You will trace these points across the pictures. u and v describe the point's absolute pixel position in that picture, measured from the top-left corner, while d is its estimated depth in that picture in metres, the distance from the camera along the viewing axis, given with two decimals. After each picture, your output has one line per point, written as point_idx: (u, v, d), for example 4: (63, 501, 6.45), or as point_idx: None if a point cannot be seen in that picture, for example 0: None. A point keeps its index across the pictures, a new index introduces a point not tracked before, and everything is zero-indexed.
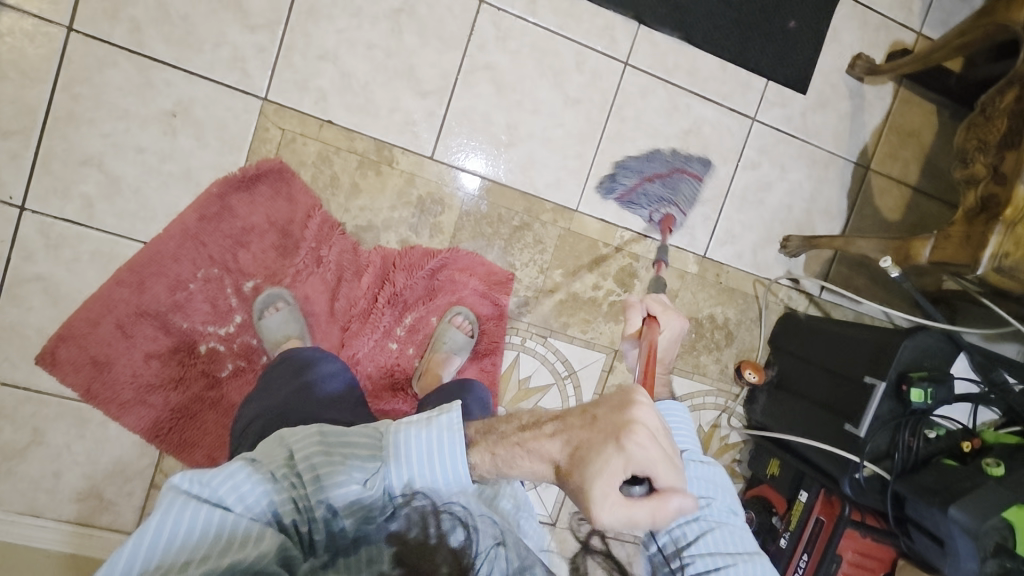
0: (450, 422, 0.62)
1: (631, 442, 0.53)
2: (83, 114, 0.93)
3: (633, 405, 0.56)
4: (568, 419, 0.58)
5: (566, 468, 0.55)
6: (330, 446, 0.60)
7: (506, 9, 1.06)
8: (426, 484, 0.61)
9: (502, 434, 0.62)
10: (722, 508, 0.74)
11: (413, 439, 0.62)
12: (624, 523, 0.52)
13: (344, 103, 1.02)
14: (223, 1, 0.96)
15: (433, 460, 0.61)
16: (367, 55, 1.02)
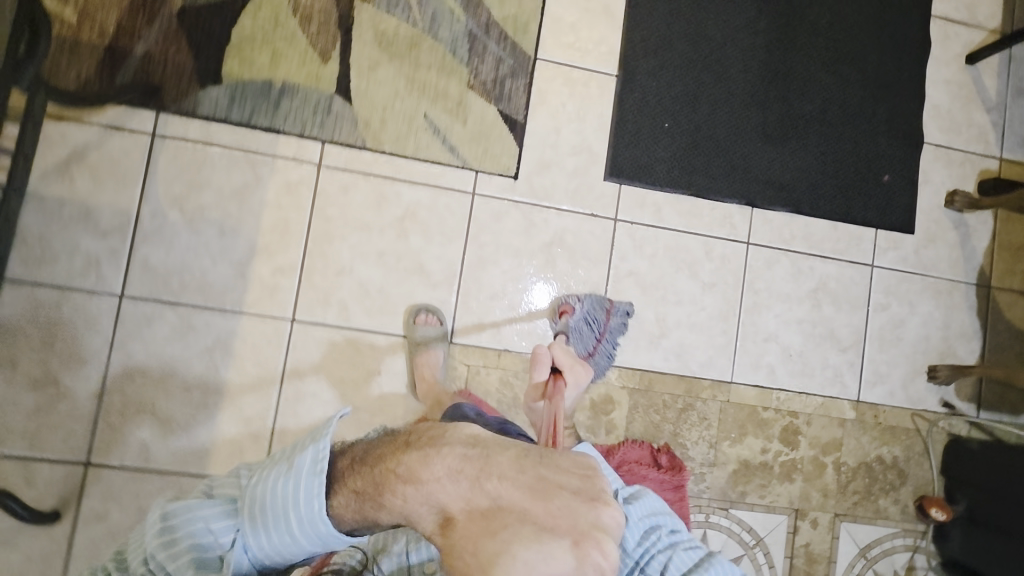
0: (308, 471, 0.64)
1: (583, 549, 0.57)
2: (308, 389, 1.07)
3: (600, 496, 0.60)
4: (484, 466, 0.60)
5: (476, 539, 0.58)
6: (178, 522, 0.64)
7: (637, 221, 1.20)
8: (292, 545, 0.64)
9: (381, 469, 0.63)
10: (669, 531, 0.84)
11: (266, 495, 0.64)
12: None
13: (517, 330, 1.15)
14: (409, 269, 1.12)
15: (288, 518, 0.63)
16: (529, 285, 1.16)
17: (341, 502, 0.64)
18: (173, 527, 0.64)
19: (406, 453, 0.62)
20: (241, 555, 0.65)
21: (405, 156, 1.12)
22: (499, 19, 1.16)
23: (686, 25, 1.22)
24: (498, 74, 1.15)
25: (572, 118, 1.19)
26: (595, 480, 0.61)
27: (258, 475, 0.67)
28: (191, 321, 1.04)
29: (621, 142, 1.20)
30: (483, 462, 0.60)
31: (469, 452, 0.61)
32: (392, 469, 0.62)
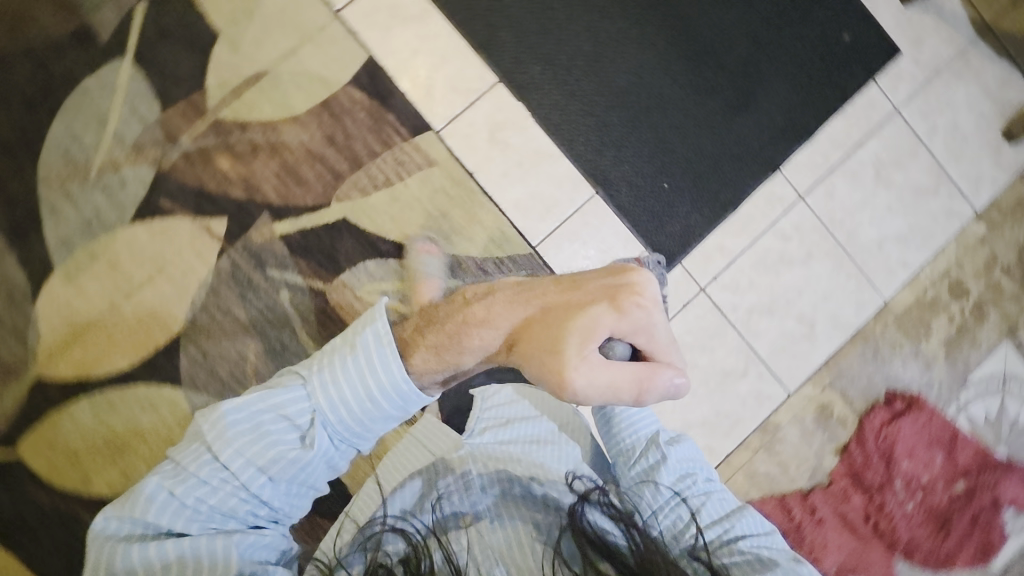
0: (375, 343, 0.67)
1: (622, 301, 0.61)
2: None
3: (625, 270, 0.64)
4: (530, 286, 0.68)
5: (534, 336, 0.62)
6: (260, 412, 0.65)
7: (717, 271, 1.21)
8: (378, 412, 0.68)
9: (458, 320, 0.70)
10: (704, 479, 0.77)
11: (339, 378, 0.67)
12: (595, 391, 0.58)
13: (723, 434, 1.20)
14: None
15: (365, 384, 0.67)
16: (698, 396, 1.20)
17: (421, 360, 0.69)
18: (244, 405, 0.64)
19: (474, 309, 0.70)
20: (323, 429, 0.67)
21: None
22: (484, 254, 1.13)
23: (601, 95, 1.16)
24: None
25: (602, 257, 1.17)
26: (624, 266, 0.66)
27: (324, 357, 0.69)
28: None
29: (649, 232, 1.17)
30: (537, 292, 0.66)
31: (517, 287, 0.69)
32: (461, 319, 0.70)
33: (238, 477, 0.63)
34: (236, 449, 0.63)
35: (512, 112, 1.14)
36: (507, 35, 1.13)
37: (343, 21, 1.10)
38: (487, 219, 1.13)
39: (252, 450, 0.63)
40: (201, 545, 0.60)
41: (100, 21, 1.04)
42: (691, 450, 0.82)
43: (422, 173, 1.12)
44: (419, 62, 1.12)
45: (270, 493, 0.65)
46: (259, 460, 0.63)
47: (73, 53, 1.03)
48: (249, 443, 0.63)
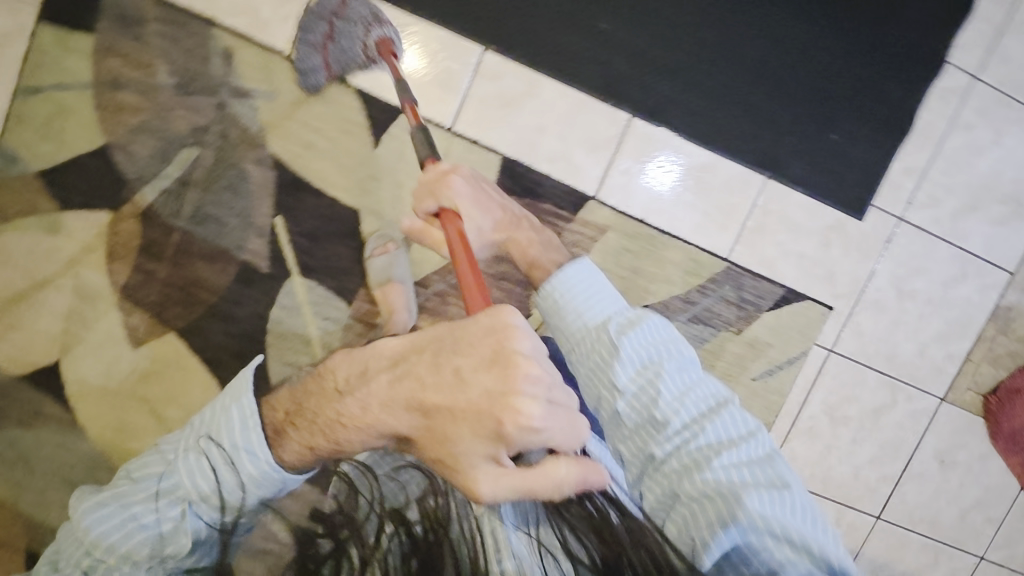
0: (240, 422, 0.65)
1: (509, 428, 0.55)
2: (932, 516, 1.29)
3: (511, 363, 0.56)
4: (413, 384, 0.57)
5: (432, 445, 0.58)
6: (127, 504, 0.63)
7: (911, 196, 1.14)
8: (265, 469, 0.64)
9: (333, 423, 0.60)
10: (676, 363, 0.71)
11: (224, 424, 0.65)
12: (512, 491, 0.56)
13: (957, 339, 1.22)
14: (872, 420, 1.23)
15: (240, 467, 0.64)
16: (923, 317, 1.20)
17: (289, 453, 0.64)
18: (113, 502, 0.63)
19: (348, 403, 0.60)
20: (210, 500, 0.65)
21: (781, 404, 1.19)
22: (685, 287, 1.13)
23: (739, 77, 1.06)
24: (735, 301, 1.14)
25: (796, 236, 1.13)
26: (510, 348, 0.56)
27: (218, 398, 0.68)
28: None
29: (832, 192, 1.12)
30: (414, 394, 0.57)
31: (390, 374, 0.58)
32: (333, 414, 0.61)
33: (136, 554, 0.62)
34: (124, 534, 0.62)
35: (659, 142, 1.07)
36: (623, 63, 1.03)
37: (461, 136, 1.03)
38: (675, 255, 1.11)
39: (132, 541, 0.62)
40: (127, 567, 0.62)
41: (253, 253, 1.02)
42: (666, 332, 0.73)
43: (599, 243, 1.09)
44: (549, 138, 1.05)
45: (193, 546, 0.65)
46: (168, 522, 0.64)
47: (248, 295, 1.03)
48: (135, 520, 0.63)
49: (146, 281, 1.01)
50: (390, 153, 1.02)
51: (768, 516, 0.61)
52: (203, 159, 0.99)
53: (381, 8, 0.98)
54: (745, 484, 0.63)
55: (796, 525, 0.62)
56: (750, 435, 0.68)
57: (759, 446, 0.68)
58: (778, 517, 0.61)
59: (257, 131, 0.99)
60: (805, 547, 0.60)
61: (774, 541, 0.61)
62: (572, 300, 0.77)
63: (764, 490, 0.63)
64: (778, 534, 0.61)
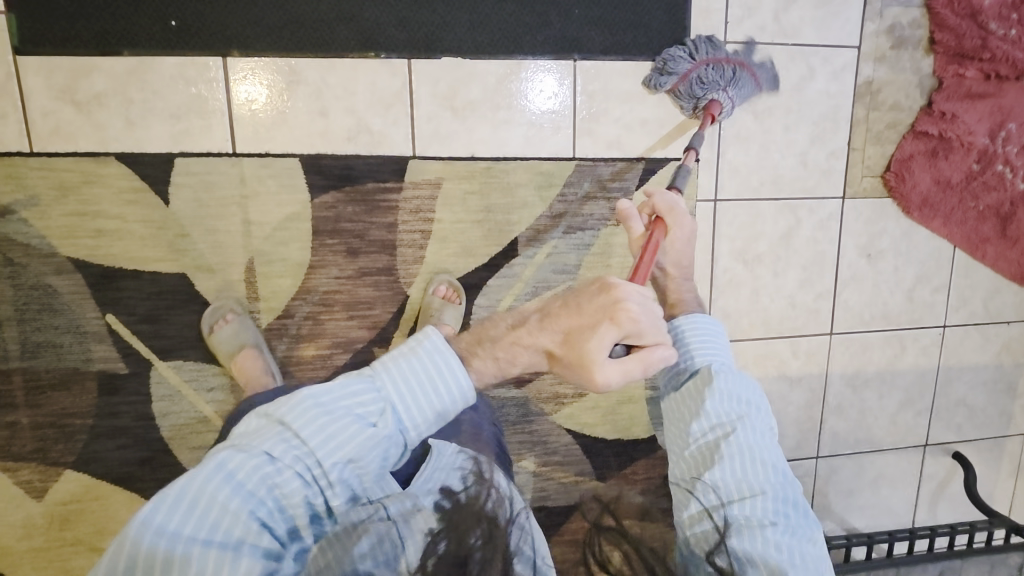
0: (427, 357, 0.61)
1: (623, 316, 0.59)
2: (881, 308, 1.27)
3: (610, 286, 0.61)
4: (557, 318, 0.61)
5: (568, 355, 0.61)
6: (304, 424, 0.57)
7: (725, 13, 1.08)
8: (433, 413, 0.61)
9: (510, 345, 0.62)
10: (758, 418, 0.74)
11: (408, 371, 0.61)
12: (627, 371, 0.60)
13: (832, 134, 1.18)
14: (786, 247, 1.19)
15: (425, 394, 0.61)
16: (791, 127, 1.15)
17: (479, 374, 0.63)
18: (310, 420, 0.57)
19: (519, 339, 0.62)
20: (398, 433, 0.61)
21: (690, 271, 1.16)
22: (546, 202, 1.07)
23: None
24: (602, 194, 1.09)
25: (630, 104, 1.08)
26: (613, 282, 0.62)
27: (394, 356, 0.63)
28: (834, 406, 1.29)
29: (644, 45, 1.06)
30: (551, 320, 0.61)
31: (549, 309, 0.63)
32: (501, 352, 0.63)
33: (281, 487, 0.55)
34: (275, 462, 0.56)
35: (450, 72, 1.00)
36: (371, 11, 0.95)
37: (249, 155, 0.96)
38: (521, 176, 1.06)
39: (281, 470, 0.55)
40: (208, 546, 0.49)
41: (103, 360, 0.96)
42: (754, 394, 0.77)
43: (441, 198, 1.04)
44: (336, 117, 0.98)
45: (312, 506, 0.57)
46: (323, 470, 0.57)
47: (121, 401, 0.98)
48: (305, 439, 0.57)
49: (14, 433, 0.96)
50: (185, 203, 0.95)
51: None
52: (3, 293, 0.93)
53: (97, 63, 0.89)
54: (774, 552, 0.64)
55: None
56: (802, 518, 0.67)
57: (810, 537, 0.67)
58: None
59: (41, 242, 0.92)
60: None
61: None
62: (694, 345, 0.81)
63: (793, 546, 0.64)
64: None
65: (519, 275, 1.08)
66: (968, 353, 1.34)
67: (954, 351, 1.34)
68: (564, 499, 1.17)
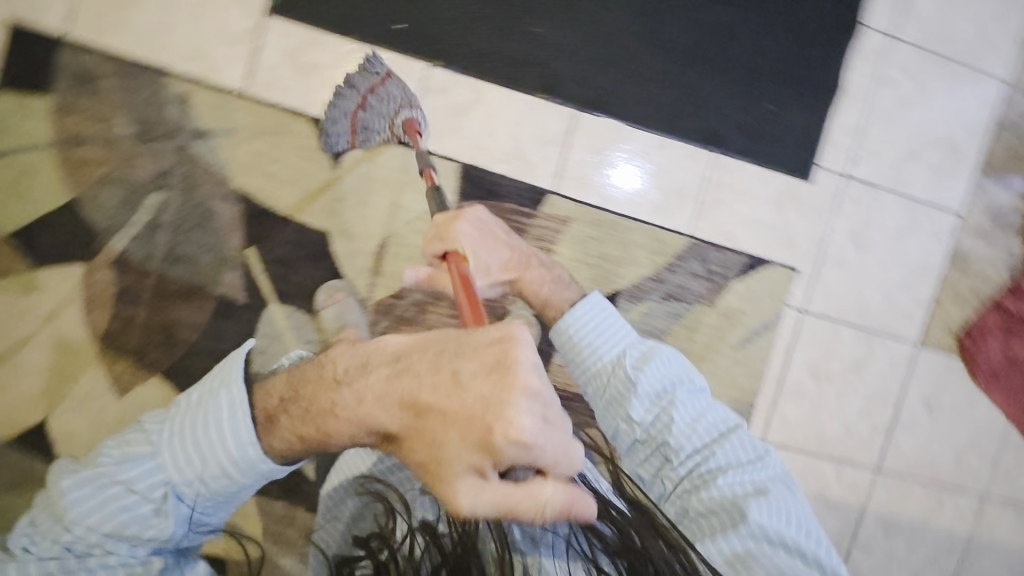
0: (229, 410, 0.64)
1: (499, 437, 0.50)
2: (929, 460, 1.30)
3: (509, 373, 0.52)
4: (411, 382, 0.54)
5: (417, 450, 0.54)
6: (103, 492, 0.62)
7: (851, 151, 1.20)
8: (229, 482, 0.64)
9: (327, 404, 0.58)
10: (688, 388, 0.80)
11: (185, 438, 0.64)
12: (493, 507, 0.52)
13: (922, 285, 1.26)
14: (855, 375, 1.25)
15: (218, 458, 0.63)
16: (885, 267, 1.24)
17: (274, 441, 0.62)
18: (88, 483, 0.63)
19: (340, 395, 0.58)
20: (178, 499, 0.64)
21: (764, 369, 1.22)
22: (653, 266, 1.16)
23: (672, 61, 1.12)
24: (704, 274, 1.18)
25: (749, 203, 1.18)
26: (512, 357, 0.52)
27: (167, 421, 0.66)
28: (861, 543, 1.30)
29: (775, 157, 1.17)
30: (411, 391, 0.54)
31: (389, 370, 0.56)
32: (325, 406, 0.58)
33: (100, 545, 0.62)
34: (73, 532, 0.62)
35: (605, 132, 1.13)
36: (559, 64, 1.10)
37: (416, 149, 1.07)
38: (639, 237, 1.15)
39: (99, 526, 0.62)
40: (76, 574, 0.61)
41: (228, 287, 1.04)
42: (677, 363, 0.81)
43: (563, 235, 1.13)
44: (500, 139, 1.10)
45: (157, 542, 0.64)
46: (117, 538, 0.63)
47: (229, 328, 1.04)
48: (112, 510, 0.62)
49: (126, 327, 1.02)
50: (351, 174, 1.06)
51: (766, 525, 0.70)
52: (171, 200, 1.02)
53: (328, 39, 1.04)
54: (733, 489, 0.73)
55: (794, 535, 0.70)
56: (755, 458, 0.76)
57: (759, 466, 0.76)
58: (775, 526, 0.70)
59: (221, 170, 1.02)
60: (813, 561, 0.69)
61: (772, 546, 0.69)
62: (585, 335, 0.83)
63: (739, 466, 0.74)
64: (776, 541, 0.69)
65: None
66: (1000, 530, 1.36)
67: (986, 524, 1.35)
68: None
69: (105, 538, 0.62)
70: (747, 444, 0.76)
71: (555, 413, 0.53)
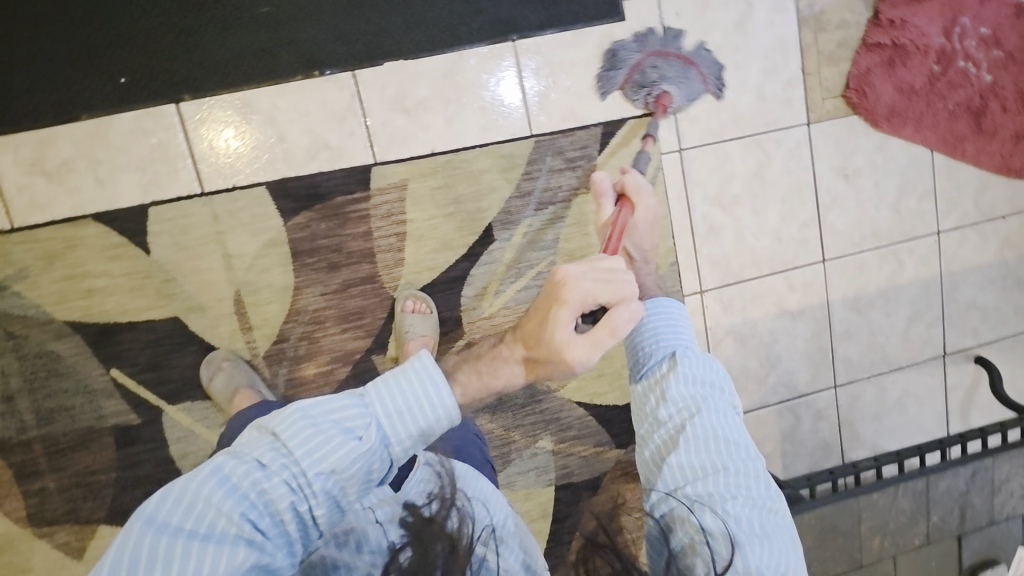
0: (410, 366, 0.55)
1: (571, 301, 0.70)
2: (870, 227, 1.26)
3: (559, 281, 0.71)
4: (528, 324, 0.77)
5: (536, 343, 0.76)
6: (294, 445, 0.48)
7: None
8: (416, 433, 0.53)
9: (497, 360, 0.80)
10: (721, 397, 0.70)
11: (397, 388, 0.53)
12: (592, 349, 0.70)
13: (785, 64, 1.18)
14: (761, 186, 1.19)
15: (410, 412, 0.53)
16: (741, 65, 1.15)
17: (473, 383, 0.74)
18: (318, 409, 0.50)
19: (519, 343, 0.80)
20: (380, 451, 0.52)
21: (669, 224, 1.16)
22: (512, 183, 1.09)
23: None
24: (566, 165, 1.10)
25: (575, 72, 1.09)
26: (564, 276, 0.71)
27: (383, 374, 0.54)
28: (840, 335, 1.28)
29: (578, 12, 1.07)
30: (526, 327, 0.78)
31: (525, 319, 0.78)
32: (483, 368, 0.82)
33: (255, 526, 0.46)
34: (241, 496, 0.46)
35: (393, 77, 1.03)
36: (308, 30, 0.98)
37: (216, 191, 0.99)
38: (483, 162, 1.07)
39: (219, 512, 0.45)
40: (207, 552, 0.43)
41: (115, 415, 0.99)
42: (712, 371, 0.72)
43: (408, 199, 1.06)
44: (294, 138, 1.01)
45: (319, 512, 0.49)
46: (315, 482, 0.48)
47: (138, 451, 1.00)
48: (304, 459, 0.48)
49: (43, 499, 0.99)
50: (166, 250, 0.99)
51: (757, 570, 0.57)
52: (10, 366, 0.97)
53: (61, 130, 0.94)
54: (736, 509, 0.61)
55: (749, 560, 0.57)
56: (753, 459, 0.66)
57: (773, 503, 0.63)
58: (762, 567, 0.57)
59: (38, 311, 0.96)
60: None
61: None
62: (649, 329, 0.77)
63: (751, 498, 0.62)
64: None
65: (501, 259, 1.09)
66: (968, 256, 1.32)
67: (952, 258, 1.32)
68: (588, 473, 1.17)
69: (268, 497, 0.47)
70: (769, 479, 0.65)
71: (604, 281, 0.70)
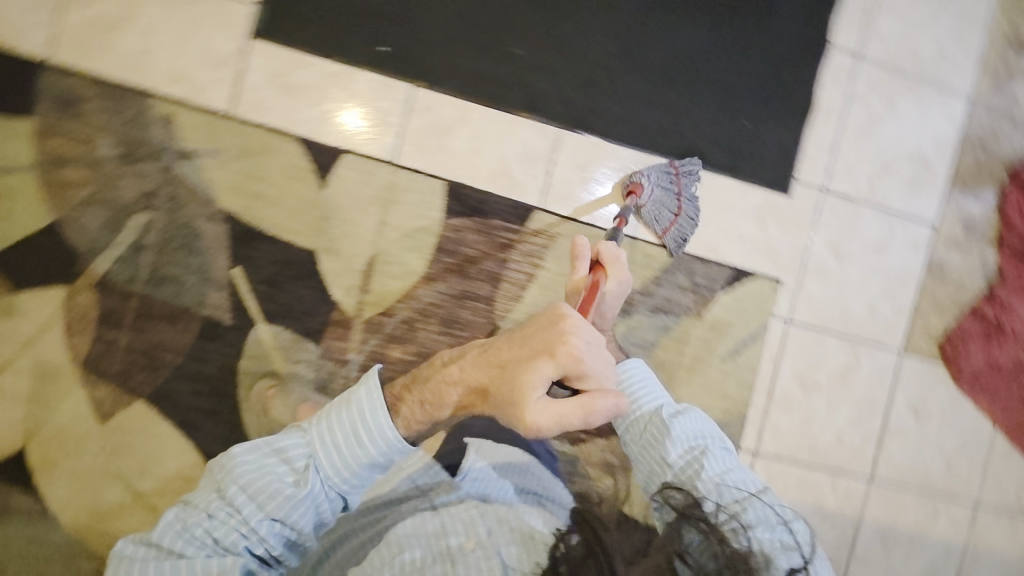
0: (368, 399, 0.77)
1: (560, 351, 0.75)
2: (920, 469, 1.31)
3: (564, 318, 0.77)
4: (490, 351, 0.81)
5: (500, 392, 0.78)
6: (233, 480, 0.72)
7: (827, 165, 1.23)
8: (362, 460, 0.76)
9: (437, 379, 0.84)
10: (716, 442, 0.88)
11: (339, 414, 0.76)
12: (560, 421, 0.74)
13: (901, 295, 1.29)
14: (842, 386, 1.26)
15: (358, 430, 0.76)
16: (866, 277, 1.27)
17: (409, 409, 0.81)
18: (249, 452, 0.74)
19: (449, 368, 0.85)
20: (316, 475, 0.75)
21: (754, 380, 1.22)
22: (640, 279, 1.17)
23: (652, 81, 1.15)
24: (690, 287, 1.19)
25: (732, 216, 1.20)
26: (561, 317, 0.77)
27: (315, 415, 0.78)
28: (858, 557, 1.29)
29: (755, 171, 1.20)
30: (493, 355, 0.80)
31: (479, 350, 0.84)
32: (440, 376, 0.85)
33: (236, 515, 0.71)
34: (233, 526, 0.71)
35: (588, 149, 1.15)
36: (542, 83, 1.12)
37: (403, 167, 1.08)
38: (625, 250, 1.16)
39: (246, 484, 0.72)
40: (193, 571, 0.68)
41: (213, 308, 1.03)
42: (705, 424, 0.89)
43: (551, 250, 1.14)
44: (487, 156, 1.11)
45: (266, 531, 0.72)
46: (265, 511, 0.72)
47: (214, 349, 1.03)
48: (252, 502, 0.72)
49: (108, 350, 1.00)
50: (337, 192, 1.07)
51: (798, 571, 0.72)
52: (153, 222, 1.01)
53: (314, 60, 1.05)
54: (773, 542, 0.75)
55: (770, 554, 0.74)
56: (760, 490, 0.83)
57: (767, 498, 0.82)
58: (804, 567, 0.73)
59: (206, 189, 1.02)
60: None
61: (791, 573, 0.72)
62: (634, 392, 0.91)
63: (770, 524, 0.78)
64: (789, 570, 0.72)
65: None
66: (996, 540, 1.35)
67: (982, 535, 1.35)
68: None
69: (252, 509, 0.71)
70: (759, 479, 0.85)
71: (596, 343, 0.76)
